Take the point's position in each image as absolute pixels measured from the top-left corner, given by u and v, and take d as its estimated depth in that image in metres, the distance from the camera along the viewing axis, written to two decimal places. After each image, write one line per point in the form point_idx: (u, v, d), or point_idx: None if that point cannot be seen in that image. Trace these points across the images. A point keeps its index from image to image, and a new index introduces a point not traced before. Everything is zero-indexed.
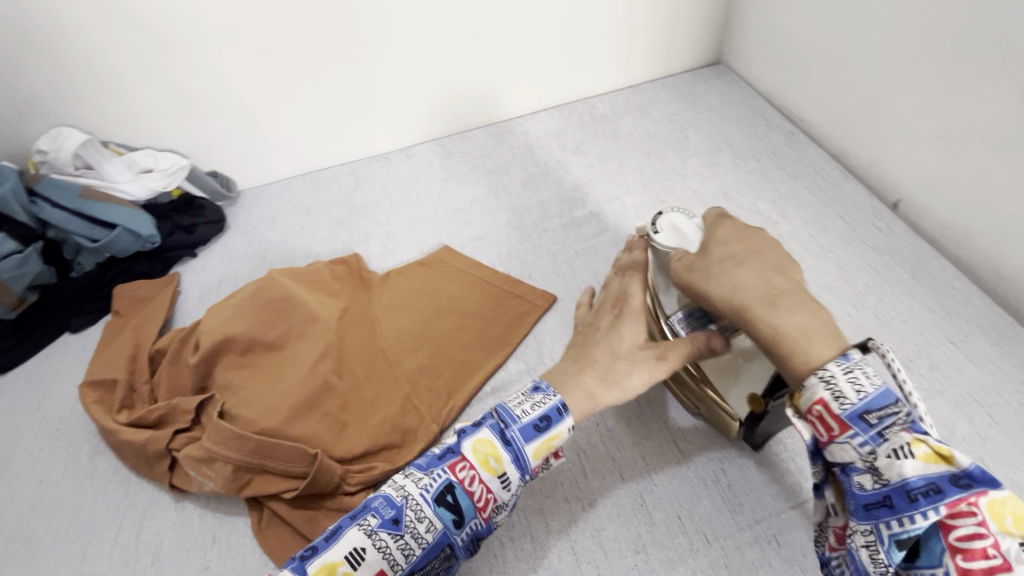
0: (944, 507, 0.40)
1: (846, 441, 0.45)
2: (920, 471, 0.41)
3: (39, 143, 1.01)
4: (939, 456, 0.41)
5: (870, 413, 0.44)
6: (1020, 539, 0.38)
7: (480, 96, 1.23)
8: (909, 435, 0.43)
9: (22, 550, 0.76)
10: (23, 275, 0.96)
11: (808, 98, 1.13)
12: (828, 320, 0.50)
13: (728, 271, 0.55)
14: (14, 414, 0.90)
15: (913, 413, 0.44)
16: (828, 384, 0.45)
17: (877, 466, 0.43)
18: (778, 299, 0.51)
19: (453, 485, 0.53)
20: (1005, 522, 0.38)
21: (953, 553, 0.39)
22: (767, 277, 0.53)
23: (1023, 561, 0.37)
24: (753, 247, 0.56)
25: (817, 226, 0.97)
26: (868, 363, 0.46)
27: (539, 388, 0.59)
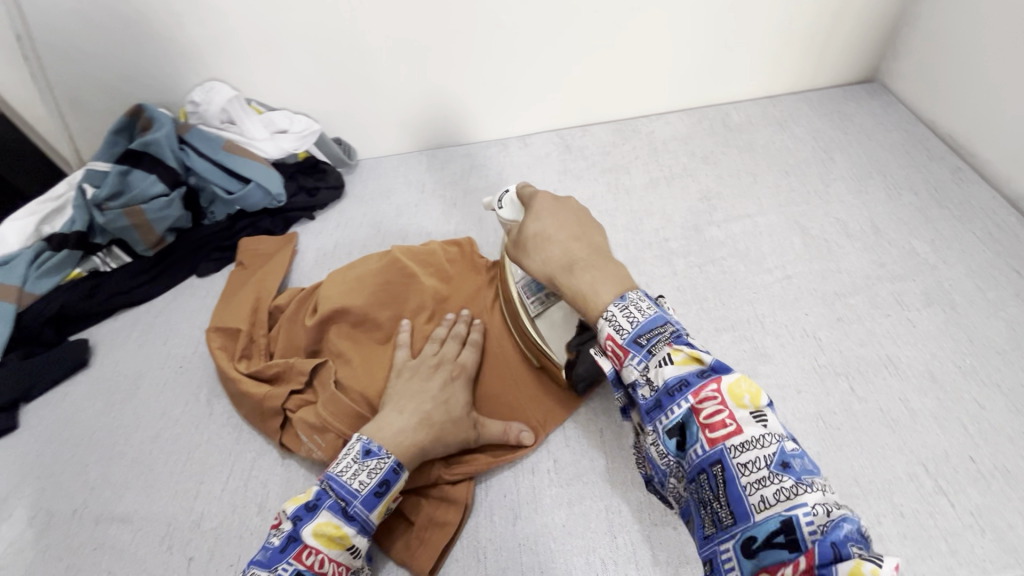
0: (691, 394, 0.50)
1: (630, 365, 0.54)
2: (676, 373, 0.51)
3: (194, 95, 1.08)
4: (690, 359, 0.52)
5: (642, 337, 0.54)
6: (749, 409, 0.48)
7: (608, 91, 1.17)
8: (670, 347, 0.53)
9: (143, 475, 0.81)
10: (166, 217, 1.02)
11: (986, 131, 1.00)
12: (623, 273, 0.61)
13: (546, 244, 0.66)
14: (143, 345, 0.97)
15: (675, 332, 0.54)
16: (610, 322, 0.56)
17: (649, 376, 0.53)
18: (576, 264, 0.63)
19: (302, 573, 0.58)
20: (738, 399, 0.48)
21: (702, 428, 0.49)
22: (568, 247, 0.65)
23: (748, 421, 0.47)
24: (559, 226, 0.67)
25: (986, 277, 0.86)
26: (638, 300, 0.57)
27: (371, 453, 0.65)
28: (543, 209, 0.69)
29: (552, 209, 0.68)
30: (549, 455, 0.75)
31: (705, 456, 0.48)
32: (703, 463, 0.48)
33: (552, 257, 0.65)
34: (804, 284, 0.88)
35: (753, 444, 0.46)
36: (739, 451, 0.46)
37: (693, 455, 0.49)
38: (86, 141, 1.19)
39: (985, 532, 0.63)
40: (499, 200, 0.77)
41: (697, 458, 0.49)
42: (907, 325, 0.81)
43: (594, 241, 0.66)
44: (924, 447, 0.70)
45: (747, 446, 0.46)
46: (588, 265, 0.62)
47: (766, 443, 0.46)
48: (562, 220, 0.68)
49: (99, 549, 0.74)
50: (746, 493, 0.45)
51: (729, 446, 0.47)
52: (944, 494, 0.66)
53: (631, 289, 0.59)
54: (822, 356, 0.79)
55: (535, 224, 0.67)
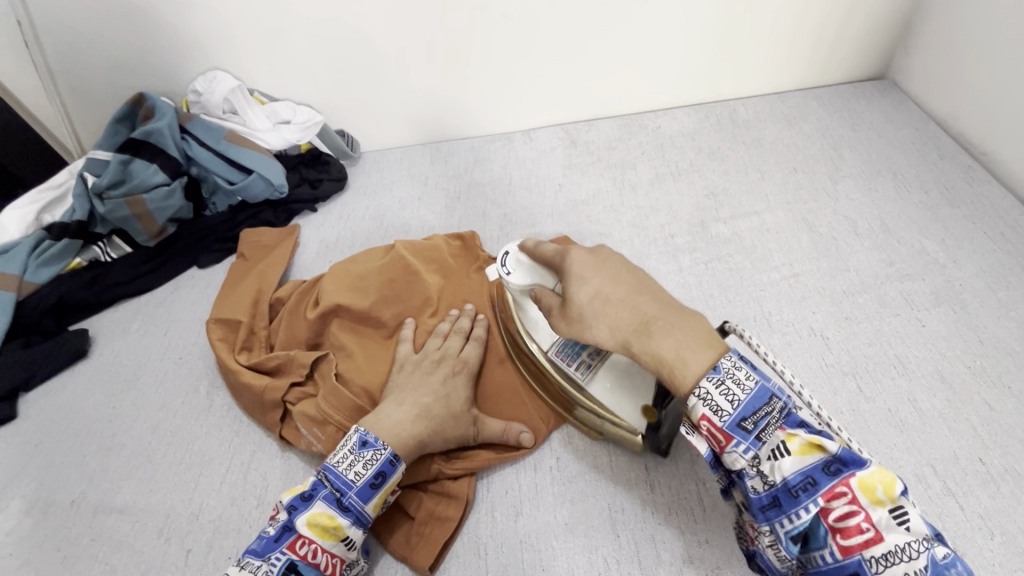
0: (820, 496, 0.49)
1: (734, 451, 0.51)
2: (798, 466, 0.50)
3: (196, 84, 1.07)
4: (811, 447, 0.50)
5: (747, 422, 0.51)
6: (887, 507, 0.47)
7: (615, 85, 1.15)
8: (783, 432, 0.51)
9: (142, 467, 0.80)
10: (167, 207, 1.02)
11: (998, 129, 0.98)
12: (707, 329, 0.54)
13: (606, 308, 0.59)
14: (143, 336, 0.96)
15: (784, 409, 0.51)
16: (706, 402, 0.51)
17: (762, 470, 0.51)
18: (652, 324, 0.56)
19: (296, 563, 0.59)
20: (874, 497, 0.48)
21: (835, 534, 0.49)
22: (634, 305, 0.58)
23: (890, 527, 0.47)
24: (613, 284, 0.61)
25: (997, 278, 0.85)
26: (734, 368, 0.51)
27: (367, 445, 0.64)
28: (585, 268, 0.63)
29: (594, 265, 0.63)
30: (551, 452, 0.74)
31: (837, 564, 0.49)
32: (836, 570, 0.49)
33: (624, 318, 0.58)
34: (812, 282, 0.87)
35: (897, 556, 0.46)
36: (883, 565, 0.47)
37: (821, 560, 0.50)
38: (88, 130, 1.19)
39: (994, 535, 0.62)
40: (502, 263, 0.72)
41: (826, 563, 0.50)
42: (916, 325, 0.80)
43: (659, 294, 0.60)
44: (932, 448, 0.69)
45: (892, 559, 0.46)
46: (667, 325, 0.55)
47: (915, 554, 0.46)
48: (615, 276, 0.62)
49: (97, 540, 0.74)
50: (871, 570, 0.47)
51: (868, 557, 0.47)
52: (952, 496, 0.65)
53: (722, 354, 0.52)
54: (830, 355, 0.78)
55: (582, 285, 0.62)
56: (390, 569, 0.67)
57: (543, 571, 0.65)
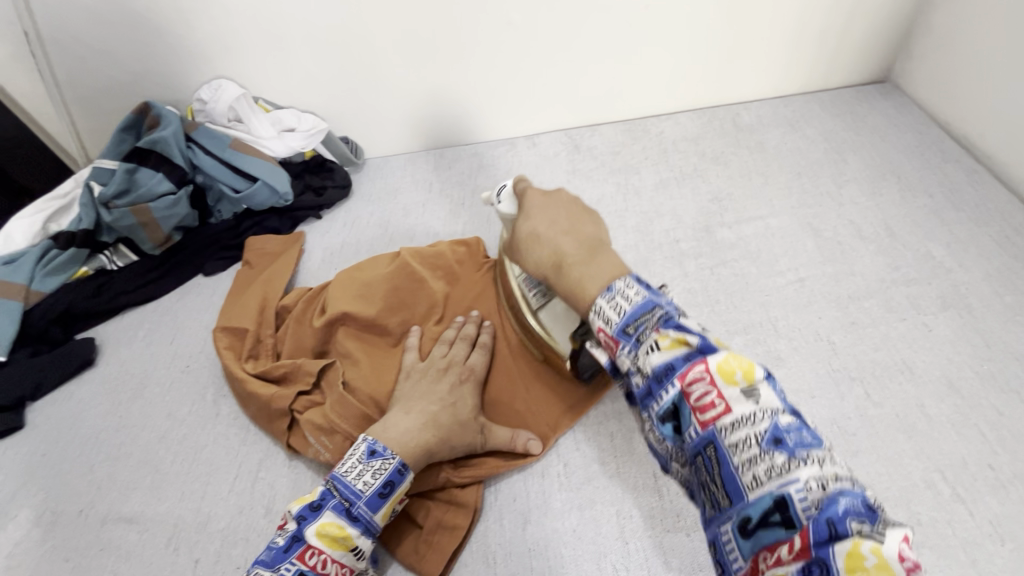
0: (677, 379, 0.47)
1: (622, 354, 0.52)
2: (662, 357, 0.48)
3: (201, 93, 1.08)
4: (677, 342, 0.48)
5: (629, 326, 0.52)
6: (740, 386, 0.45)
7: (618, 91, 1.16)
8: (657, 333, 0.49)
9: (150, 476, 0.80)
10: (173, 215, 1.02)
11: (1001, 132, 0.98)
12: (615, 264, 0.58)
13: (534, 245, 0.64)
14: (149, 345, 0.96)
15: (665, 315, 0.51)
16: (599, 315, 0.54)
17: (638, 364, 0.50)
18: (566, 263, 0.60)
19: (305, 574, 0.58)
20: (728, 376, 0.45)
21: (692, 411, 0.46)
22: (556, 245, 0.63)
23: (739, 399, 0.44)
24: (550, 223, 0.65)
25: (1004, 281, 0.85)
26: (626, 288, 0.54)
27: (376, 454, 0.65)
28: (534, 210, 0.67)
29: (544, 206, 0.67)
30: (558, 459, 0.74)
31: (698, 438, 0.45)
32: (699, 446, 0.46)
33: (544, 256, 0.63)
34: (818, 287, 0.87)
35: (744, 422, 0.43)
36: (731, 433, 0.43)
37: (687, 438, 0.47)
38: (93, 138, 1.19)
39: (1004, 541, 0.62)
40: (496, 195, 0.74)
41: (691, 440, 0.46)
42: (923, 330, 0.80)
43: (586, 235, 0.63)
44: (941, 454, 0.68)
45: (738, 425, 0.43)
46: (576, 262, 0.60)
47: (757, 420, 0.43)
48: (553, 220, 0.66)
49: (106, 550, 0.74)
50: (738, 471, 0.43)
51: (720, 428, 0.44)
52: (962, 503, 0.65)
53: (621, 277, 0.56)
54: (837, 360, 0.78)
55: (525, 225, 0.66)
56: None
57: None
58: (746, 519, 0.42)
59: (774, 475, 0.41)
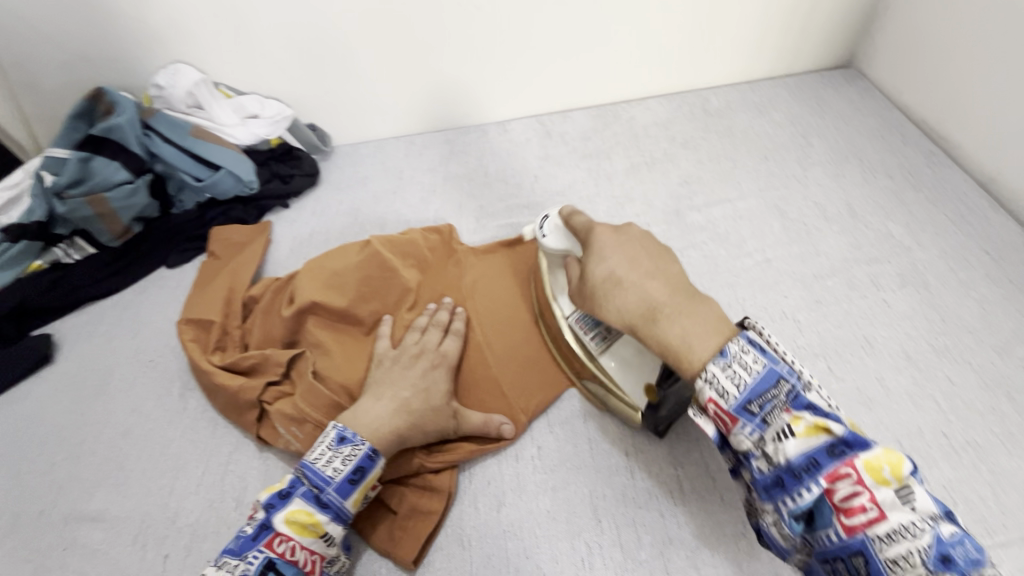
0: (823, 478, 0.48)
1: (740, 432, 0.52)
2: (800, 449, 0.49)
3: (157, 78, 1.03)
4: (816, 429, 0.49)
5: (752, 404, 0.51)
6: (893, 487, 0.46)
7: (589, 76, 1.15)
8: (789, 416, 0.50)
9: (114, 473, 0.78)
10: (131, 205, 0.99)
11: (957, 115, 1.01)
12: (717, 315, 0.56)
13: (617, 290, 0.61)
14: (111, 339, 0.93)
15: (791, 392, 0.51)
16: (712, 385, 0.52)
17: (768, 450, 0.50)
18: (661, 312, 0.58)
19: (274, 561, 0.57)
20: (879, 477, 0.46)
21: (837, 512, 0.47)
22: (642, 291, 0.60)
23: (894, 505, 0.45)
24: (631, 264, 0.63)
25: (958, 259, 0.88)
26: (741, 354, 0.53)
27: (346, 440, 0.64)
28: (606, 248, 0.65)
29: (618, 245, 0.65)
30: (532, 441, 0.74)
31: (841, 543, 0.47)
32: (841, 550, 0.47)
33: (631, 304, 0.60)
34: (784, 267, 0.89)
35: (902, 533, 0.44)
36: (886, 542, 0.44)
37: (826, 540, 0.48)
38: (43, 127, 1.14)
39: (957, 505, 0.65)
40: (540, 226, 0.75)
41: (831, 543, 0.48)
42: (883, 306, 0.83)
43: (675, 280, 0.61)
44: (899, 425, 0.71)
45: (895, 537, 0.44)
46: (675, 311, 0.57)
47: (919, 532, 0.44)
48: (631, 258, 0.64)
49: (69, 549, 0.72)
50: (887, 570, 0.44)
51: (872, 536, 0.45)
52: (917, 469, 0.68)
53: (731, 338, 0.54)
54: (802, 338, 0.80)
55: (601, 266, 0.64)
56: (374, 563, 0.67)
57: (527, 558, 0.65)
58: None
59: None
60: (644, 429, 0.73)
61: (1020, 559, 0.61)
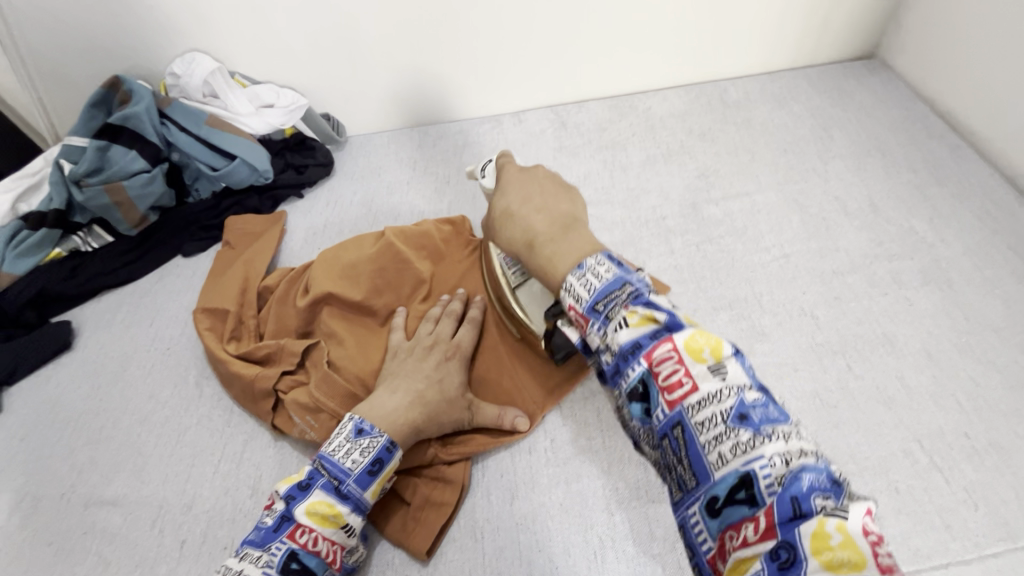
0: (643, 359, 0.43)
1: (591, 332, 0.47)
2: (630, 335, 0.44)
3: (175, 67, 1.04)
4: (646, 320, 0.44)
5: (599, 303, 0.47)
6: (709, 363, 0.41)
7: (604, 65, 1.13)
8: (626, 309, 0.45)
9: (132, 459, 0.79)
10: (148, 194, 0.99)
11: (984, 108, 0.98)
12: (587, 238, 0.56)
13: (507, 224, 0.63)
14: (128, 327, 0.94)
15: (635, 292, 0.46)
16: (569, 292, 0.50)
17: (606, 341, 0.45)
18: (535, 240, 0.58)
19: (297, 552, 0.58)
20: (696, 354, 0.42)
21: (660, 391, 0.42)
22: (527, 222, 0.61)
23: (706, 377, 0.41)
24: (523, 199, 0.64)
25: (983, 256, 0.86)
26: (596, 265, 0.50)
27: (364, 432, 0.64)
28: (510, 186, 0.67)
29: (520, 183, 0.67)
30: (545, 435, 0.74)
31: (667, 420, 0.41)
32: (666, 428, 0.42)
33: (516, 234, 0.62)
34: (802, 263, 0.87)
35: (710, 401, 0.40)
36: (697, 411, 0.40)
37: (655, 420, 0.42)
38: (62, 117, 1.14)
39: (978, 506, 0.64)
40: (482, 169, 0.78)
41: (660, 421, 0.42)
42: (904, 304, 0.81)
43: (559, 212, 0.61)
44: (919, 424, 0.70)
45: (704, 404, 0.40)
46: (547, 238, 0.58)
47: (725, 398, 0.40)
48: (525, 196, 0.64)
49: (89, 533, 0.73)
50: (705, 451, 0.39)
51: (687, 406, 0.40)
52: (938, 470, 0.67)
53: (592, 253, 0.52)
54: (820, 334, 0.79)
55: (502, 201, 0.66)
56: (388, 553, 0.67)
57: (539, 551, 0.65)
58: (714, 497, 0.39)
59: (740, 453, 0.38)
60: None
61: None
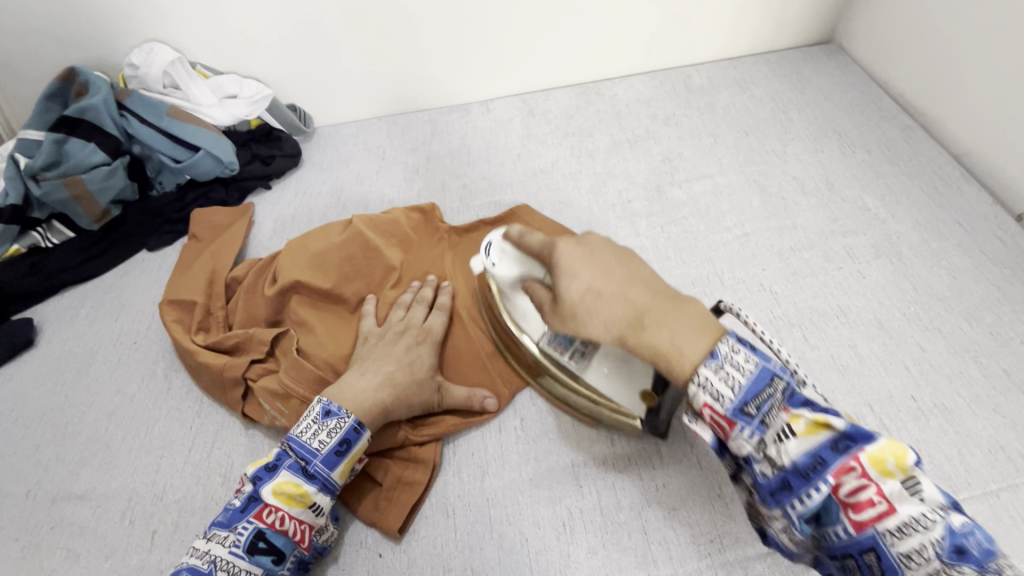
0: (829, 475, 0.46)
1: (738, 436, 0.50)
2: (802, 448, 0.48)
3: (132, 57, 1.01)
4: (816, 427, 0.48)
5: (748, 405, 0.49)
6: (898, 478, 0.45)
7: (570, 52, 1.14)
8: (787, 414, 0.49)
9: (100, 453, 0.78)
10: (109, 187, 0.97)
11: (933, 89, 1.02)
12: (702, 314, 0.53)
13: (594, 308, 0.57)
14: (93, 322, 0.92)
15: (787, 389, 0.50)
16: (706, 389, 0.50)
17: (769, 453, 0.49)
18: (645, 319, 0.54)
19: (264, 531, 0.59)
20: (883, 469, 0.45)
21: (846, 508, 0.46)
22: (626, 298, 0.56)
23: (901, 497, 0.44)
24: (604, 276, 0.58)
25: (931, 229, 0.90)
26: (732, 353, 0.50)
27: (331, 413, 0.65)
28: (574, 262, 0.60)
29: (583, 259, 0.60)
30: (515, 413, 0.75)
31: (852, 540, 0.46)
32: (852, 546, 0.46)
33: (615, 315, 0.56)
34: (762, 241, 0.90)
35: (913, 527, 0.43)
36: (898, 537, 0.44)
37: (835, 536, 0.47)
38: (16, 110, 1.11)
39: (924, 464, 0.67)
40: (486, 255, 0.72)
41: (841, 539, 0.47)
42: (858, 277, 0.84)
43: (651, 283, 0.57)
44: (870, 390, 0.73)
45: (907, 530, 0.43)
46: (659, 318, 0.53)
47: (931, 524, 0.43)
48: (605, 269, 0.59)
49: (57, 528, 0.72)
50: (904, 570, 0.44)
51: (883, 531, 0.44)
52: (887, 431, 0.70)
53: (718, 338, 0.51)
54: (778, 308, 0.82)
55: (572, 283, 0.59)
56: (360, 534, 0.68)
57: (510, 525, 0.67)
58: None
59: None
60: None
61: (981, 514, 0.64)
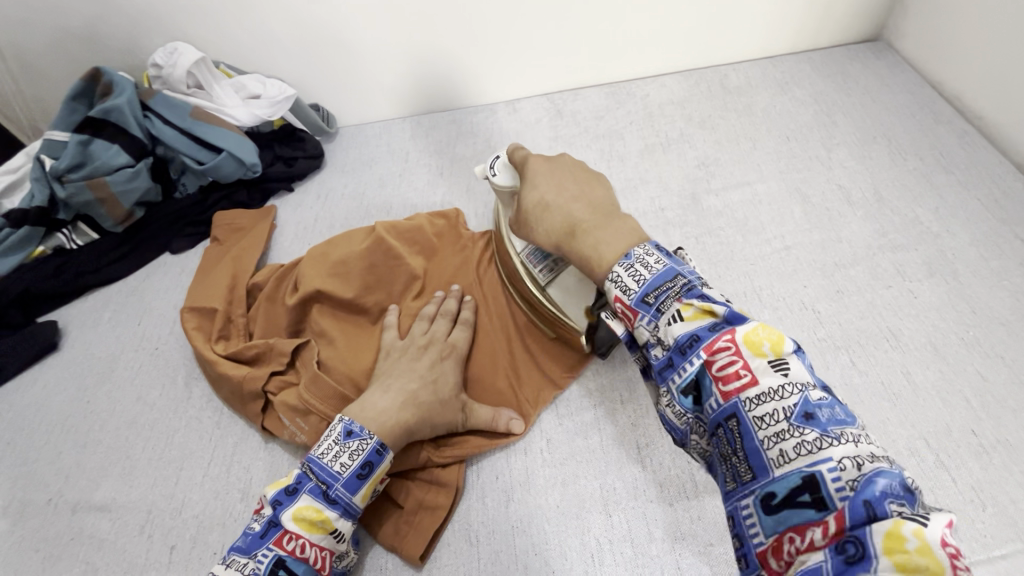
0: (704, 350, 0.49)
1: (641, 324, 0.54)
2: (686, 328, 0.50)
3: (156, 57, 1.00)
4: (702, 314, 0.51)
5: (648, 295, 0.54)
6: (769, 358, 0.47)
7: (600, 51, 1.10)
8: (680, 302, 0.52)
9: (120, 463, 0.77)
10: (133, 190, 0.96)
11: (994, 93, 0.95)
12: (632, 227, 0.60)
13: (543, 214, 0.65)
14: (115, 327, 0.92)
15: (687, 285, 0.53)
16: (616, 283, 0.56)
17: (660, 334, 0.52)
18: (580, 229, 0.62)
19: (284, 559, 0.56)
20: (757, 349, 0.47)
21: (715, 380, 0.48)
22: (567, 211, 0.64)
23: (764, 370, 0.46)
24: (557, 190, 0.66)
25: (991, 246, 0.83)
26: (644, 256, 0.56)
27: (353, 435, 0.63)
28: (538, 176, 0.68)
29: (547, 173, 0.68)
30: (541, 435, 0.72)
31: (721, 409, 0.48)
32: (720, 417, 0.48)
33: (556, 225, 0.64)
34: (804, 255, 0.85)
35: (770, 395, 0.45)
36: (756, 403, 0.46)
37: (709, 410, 0.49)
38: (43, 110, 1.11)
39: (985, 506, 0.62)
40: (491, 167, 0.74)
41: (713, 410, 0.49)
42: (908, 297, 0.79)
43: (595, 199, 0.65)
44: (926, 422, 0.68)
45: (764, 398, 0.45)
46: (591, 227, 0.62)
47: (786, 395, 0.45)
48: (560, 186, 0.67)
49: (78, 538, 0.72)
50: (764, 445, 0.44)
51: (744, 398, 0.46)
52: (944, 468, 0.65)
53: (639, 244, 0.58)
54: (822, 330, 0.77)
55: (532, 192, 0.66)
56: (380, 558, 0.66)
57: (535, 555, 0.64)
58: (773, 491, 0.43)
59: (808, 452, 0.42)
60: (657, 420, 0.71)
61: None
